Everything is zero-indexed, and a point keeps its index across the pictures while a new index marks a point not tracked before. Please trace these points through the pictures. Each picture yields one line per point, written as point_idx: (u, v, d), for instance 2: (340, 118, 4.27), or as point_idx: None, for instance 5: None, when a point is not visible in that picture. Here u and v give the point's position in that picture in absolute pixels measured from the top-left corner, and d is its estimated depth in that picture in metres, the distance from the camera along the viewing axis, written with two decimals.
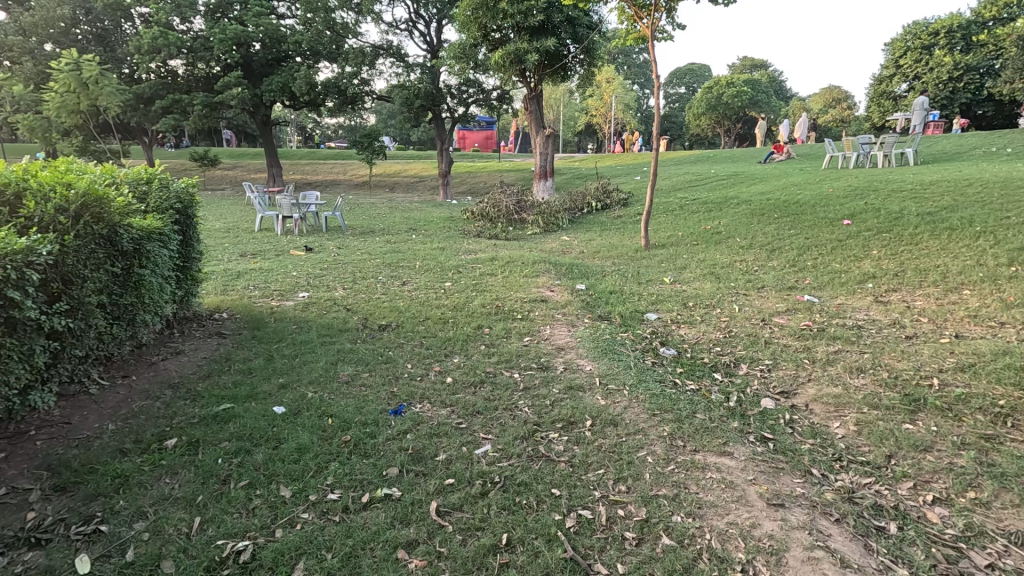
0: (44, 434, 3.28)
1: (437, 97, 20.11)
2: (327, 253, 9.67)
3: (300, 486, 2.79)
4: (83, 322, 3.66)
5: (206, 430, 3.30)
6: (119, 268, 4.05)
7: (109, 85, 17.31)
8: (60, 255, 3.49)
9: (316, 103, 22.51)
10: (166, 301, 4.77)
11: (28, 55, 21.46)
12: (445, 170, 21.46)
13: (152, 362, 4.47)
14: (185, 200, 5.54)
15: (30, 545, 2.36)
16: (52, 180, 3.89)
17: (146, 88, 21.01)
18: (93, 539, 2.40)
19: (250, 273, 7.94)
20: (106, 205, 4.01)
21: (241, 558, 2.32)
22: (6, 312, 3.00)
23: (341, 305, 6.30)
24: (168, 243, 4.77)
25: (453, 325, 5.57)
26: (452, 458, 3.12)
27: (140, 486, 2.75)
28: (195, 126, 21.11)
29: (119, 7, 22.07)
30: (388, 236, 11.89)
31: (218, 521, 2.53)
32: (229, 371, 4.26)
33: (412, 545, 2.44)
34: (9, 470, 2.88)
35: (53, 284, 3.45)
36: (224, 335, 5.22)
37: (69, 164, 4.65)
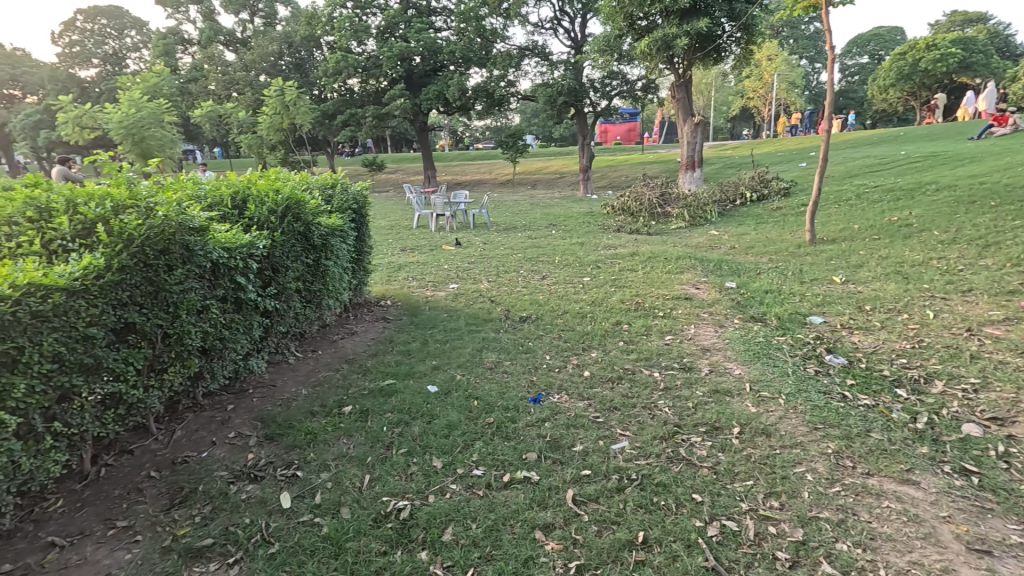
0: (259, 392, 4.07)
1: (580, 93, 20.13)
2: (475, 248, 10.35)
3: (450, 459, 3.06)
4: (286, 304, 4.47)
5: (374, 401, 3.79)
6: (311, 260, 4.86)
7: (304, 106, 20.59)
8: (271, 248, 4.31)
9: (467, 107, 24.07)
10: (344, 288, 5.59)
11: (249, 87, 26.45)
12: (586, 165, 21.43)
13: (334, 340, 5.27)
14: (360, 202, 6.42)
15: (250, 478, 2.95)
16: (267, 186, 4.77)
17: (330, 106, 24.58)
18: (292, 481, 2.92)
19: (409, 266, 8.86)
20: (303, 207, 4.82)
21: (401, 515, 2.61)
22: (235, 293, 3.81)
23: (486, 296, 6.72)
24: (345, 238, 5.59)
25: (591, 319, 5.59)
26: (589, 450, 3.16)
27: (325, 443, 3.27)
28: (367, 136, 24.13)
29: (312, 39, 26.06)
30: (530, 232, 12.28)
31: (384, 480, 2.88)
32: (392, 351, 4.83)
33: (549, 528, 2.53)
34: (236, 419, 3.63)
35: (267, 272, 4.27)
36: (388, 319, 5.93)
37: (279, 173, 5.65)
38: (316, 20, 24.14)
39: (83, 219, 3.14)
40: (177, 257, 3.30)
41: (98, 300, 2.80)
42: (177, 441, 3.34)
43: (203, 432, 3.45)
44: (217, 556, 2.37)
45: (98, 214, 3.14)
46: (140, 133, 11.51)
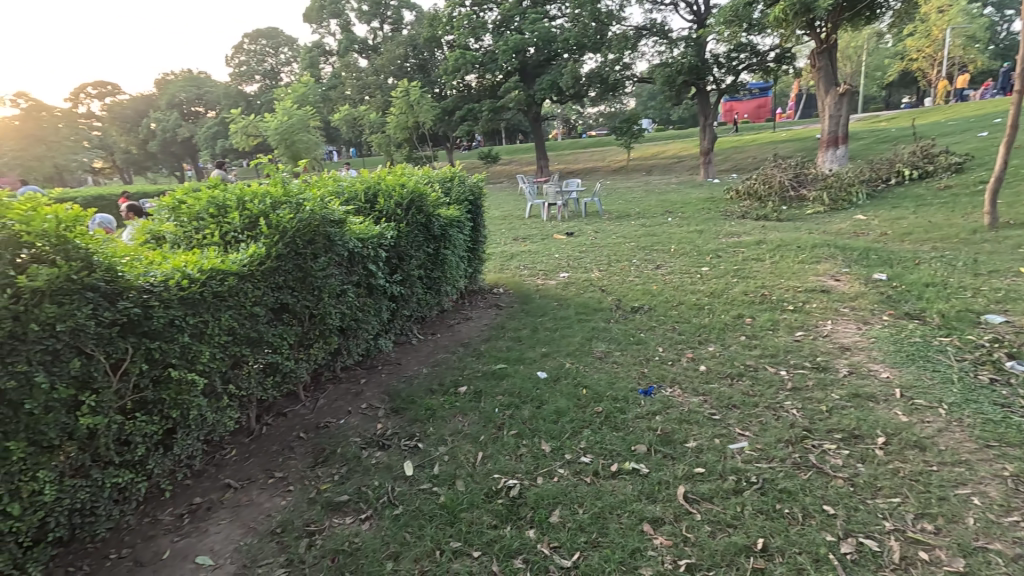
0: (386, 369, 4.48)
1: (702, 70, 18.82)
2: (586, 237, 10.26)
3: (558, 444, 3.10)
4: (409, 289, 4.86)
5: (487, 384, 3.97)
6: (431, 250, 5.21)
7: (426, 104, 21.91)
8: (397, 238, 4.70)
9: (581, 94, 23.78)
10: (460, 276, 5.91)
11: (379, 89, 28.73)
12: (707, 147, 20.05)
13: (451, 324, 5.61)
14: (476, 193, 6.71)
15: (379, 446, 3.26)
16: (394, 181, 5.20)
17: (449, 103, 25.84)
18: (413, 451, 3.17)
19: (521, 255, 9.06)
20: (424, 200, 5.18)
21: (511, 493, 2.71)
22: (366, 279, 4.24)
23: (597, 285, 6.65)
24: (462, 228, 5.89)
25: (709, 312, 5.27)
26: (703, 447, 3.01)
27: (443, 420, 3.50)
28: (483, 130, 24.99)
29: (434, 40, 27.50)
30: (644, 220, 11.86)
31: (496, 458, 3.01)
32: (504, 337, 5.00)
33: (658, 523, 2.46)
34: (368, 392, 4.04)
35: (393, 260, 4.68)
36: (500, 306, 6.14)
37: (406, 168, 6.11)
38: (437, 22, 25.40)
39: (250, 214, 3.68)
40: (320, 246, 3.76)
41: (261, 284, 3.28)
42: (321, 408, 3.80)
43: (340, 402, 3.89)
44: (352, 510, 2.65)
45: (261, 210, 3.65)
46: (290, 138, 13.18)
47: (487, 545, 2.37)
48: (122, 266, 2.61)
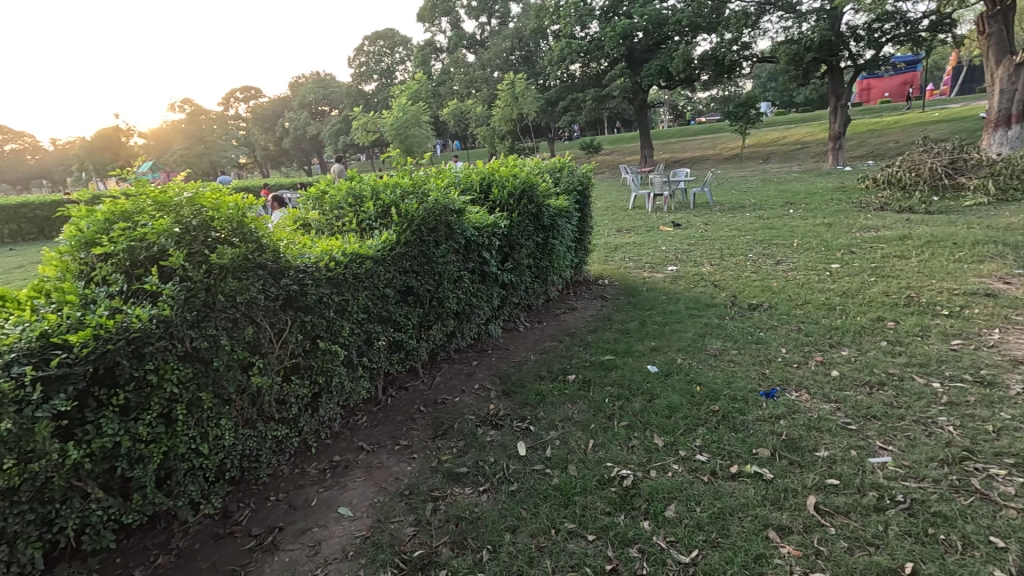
0: (496, 353, 4.66)
1: (835, 46, 16.92)
2: (696, 229, 9.78)
3: (672, 440, 3.04)
4: (519, 278, 5.01)
5: (596, 373, 3.99)
6: (540, 239, 5.31)
7: (531, 96, 22.15)
8: (510, 228, 4.85)
9: (692, 78, 22.53)
10: (567, 266, 5.95)
11: (485, 83, 29.54)
12: (838, 131, 18.03)
13: (556, 313, 5.68)
14: (584, 184, 6.70)
15: (492, 425, 3.41)
16: (507, 172, 5.36)
17: (553, 94, 25.86)
18: (525, 433, 3.28)
19: (626, 246, 8.87)
20: (536, 190, 5.28)
21: (624, 482, 2.71)
22: (480, 267, 4.44)
23: (709, 280, 6.33)
24: (570, 219, 5.92)
25: (841, 312, 4.80)
26: (837, 458, 2.77)
27: (553, 406, 3.58)
28: (586, 120, 24.72)
29: (540, 31, 27.57)
30: (761, 211, 11.02)
31: (607, 447, 3.02)
32: (611, 329, 4.97)
33: (785, 531, 2.33)
34: (479, 373, 4.24)
35: (505, 249, 4.84)
36: (606, 298, 6.09)
37: (517, 160, 6.27)
38: (544, 12, 25.40)
39: (381, 204, 4.02)
40: (441, 234, 4.00)
41: (391, 267, 3.58)
42: (437, 385, 4.07)
43: (455, 381, 4.13)
44: (471, 482, 2.82)
45: (392, 200, 3.97)
46: (404, 134, 14.14)
47: (602, 530, 2.40)
48: (283, 248, 2.99)
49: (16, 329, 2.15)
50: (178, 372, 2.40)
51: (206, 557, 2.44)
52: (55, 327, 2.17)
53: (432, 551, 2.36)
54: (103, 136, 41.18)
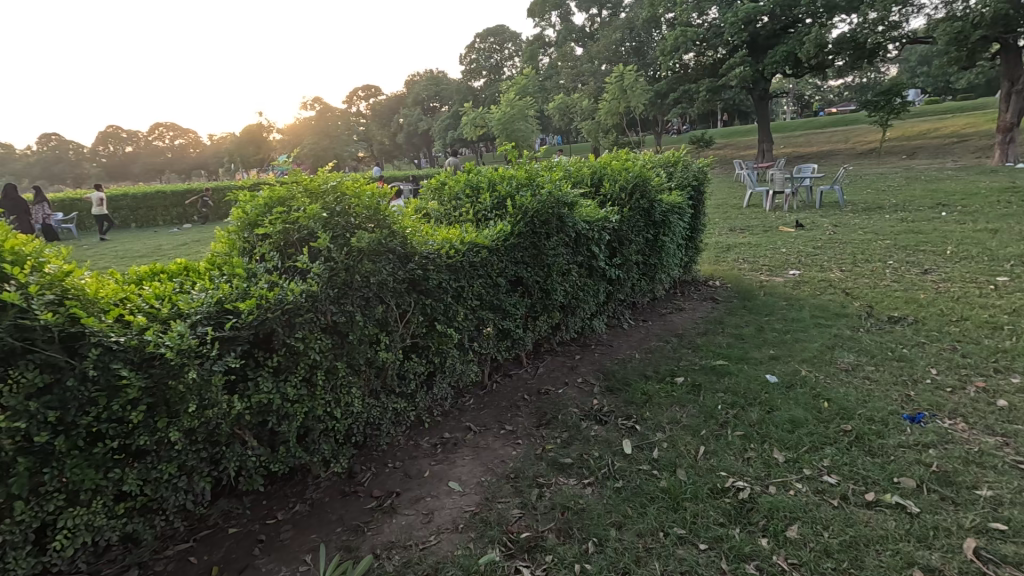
0: (599, 349, 4.61)
1: (1013, 20, 14.39)
2: (822, 231, 8.89)
3: (795, 456, 2.81)
4: (626, 274, 4.90)
5: (707, 378, 3.80)
6: (650, 236, 5.16)
7: (640, 88, 21.43)
8: (620, 222, 4.76)
9: (825, 64, 20.41)
10: (676, 265, 5.72)
11: (592, 76, 29.14)
12: (1011, 121, 15.33)
13: (663, 312, 5.47)
14: (699, 180, 6.39)
15: (597, 420, 3.39)
16: (620, 166, 5.27)
17: (664, 85, 24.82)
18: (631, 431, 3.21)
19: (739, 247, 8.32)
20: (648, 185, 5.13)
21: (740, 495, 2.56)
22: (589, 261, 4.42)
23: (839, 287, 5.74)
24: (683, 215, 5.68)
25: (1011, 334, 4.11)
26: (1004, 500, 2.40)
27: (660, 407, 3.47)
28: (698, 113, 23.43)
29: (653, 20, 26.56)
30: (904, 213, 9.74)
31: (719, 456, 2.87)
32: (724, 333, 4.69)
33: (934, 573, 2.07)
34: (582, 368, 4.22)
35: (614, 244, 4.76)
36: (717, 300, 5.76)
37: (630, 153, 6.14)
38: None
39: (497, 196, 4.15)
40: (553, 227, 4.03)
41: (504, 257, 3.70)
42: (540, 375, 4.11)
43: (558, 372, 4.15)
44: (575, 473, 2.84)
45: (507, 191, 4.09)
46: (509, 127, 14.89)
47: (715, 541, 2.30)
48: (410, 235, 3.21)
49: (198, 295, 2.52)
50: (319, 342, 2.67)
51: (334, 511, 2.69)
52: (228, 295, 2.52)
53: (538, 535, 2.41)
54: (248, 132, 46.75)
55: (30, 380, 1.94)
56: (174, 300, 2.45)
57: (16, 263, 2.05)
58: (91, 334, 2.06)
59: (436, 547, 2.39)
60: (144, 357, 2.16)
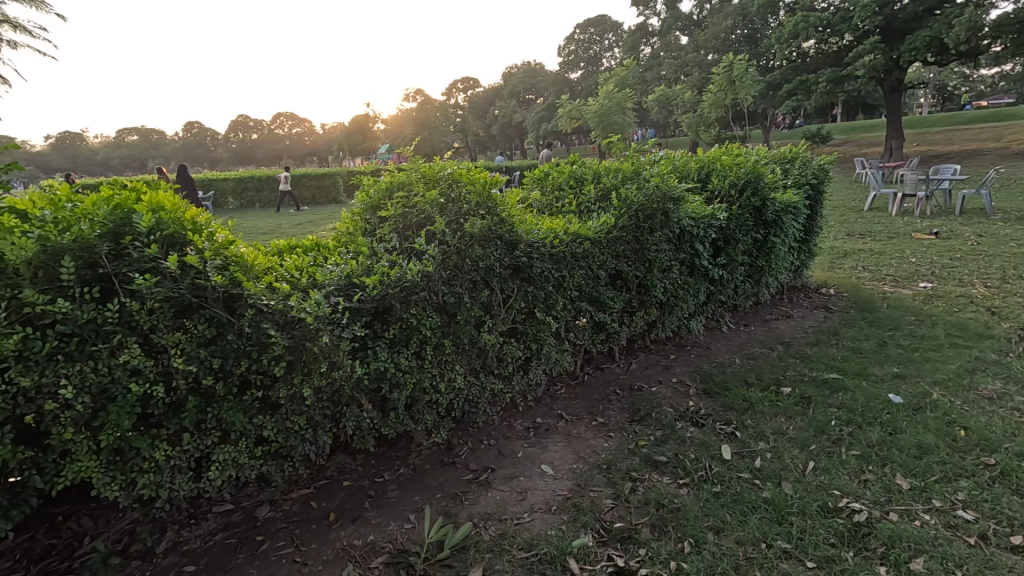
0: (695, 350, 4.44)
1: None
2: (963, 240, 7.85)
3: (921, 485, 2.56)
4: (729, 274, 4.67)
5: (818, 392, 3.54)
6: (760, 236, 4.87)
7: (751, 79, 20.00)
8: (728, 220, 4.54)
9: (978, 50, 17.83)
10: (785, 268, 5.35)
11: (697, 67, 27.75)
12: None
13: (767, 318, 5.14)
14: (819, 178, 5.92)
15: (693, 422, 3.29)
16: (731, 161, 5.03)
17: (778, 76, 23.05)
18: (731, 438, 3.09)
19: (859, 253, 7.58)
20: (761, 181, 4.84)
21: (856, 517, 2.39)
22: (691, 258, 4.27)
23: (982, 305, 5.06)
24: (797, 216, 5.31)
25: None
26: None
27: (763, 416, 3.30)
28: (817, 106, 21.43)
29: (770, 5, 24.70)
30: None
31: (831, 474, 2.69)
32: (838, 345, 4.33)
33: None
34: (677, 368, 4.10)
35: (720, 243, 4.55)
36: (831, 309, 5.31)
37: (742, 148, 5.82)
38: None
39: (602, 188, 4.14)
40: (657, 221, 3.95)
41: (605, 250, 3.68)
42: (633, 371, 4.05)
43: (651, 370, 4.06)
44: (670, 472, 2.80)
45: (613, 184, 4.08)
46: (606, 120, 14.84)
47: (825, 561, 2.17)
48: (517, 223, 3.32)
49: (329, 269, 2.79)
50: (430, 319, 2.85)
51: (435, 478, 2.88)
52: (356, 270, 2.76)
53: (632, 527, 2.42)
54: (357, 122, 50.08)
55: (201, 331, 2.27)
56: (310, 272, 2.74)
57: (195, 231, 2.41)
58: (248, 296, 2.37)
59: (529, 524, 2.49)
60: (287, 319, 2.44)
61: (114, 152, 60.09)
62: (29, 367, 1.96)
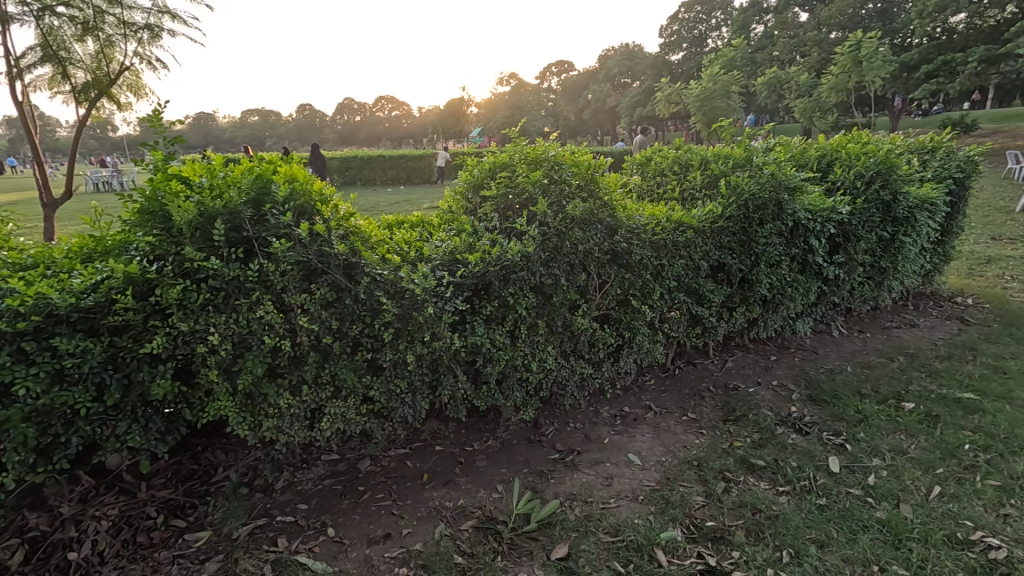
0: (800, 353, 4.12)
1: None
2: None
3: None
4: (847, 274, 4.26)
5: (948, 411, 3.17)
6: (888, 233, 4.38)
7: (882, 59, 17.85)
8: (851, 215, 4.14)
9: None
10: (913, 271, 4.79)
11: (817, 47, 25.26)
12: None
13: (886, 326, 4.64)
14: (966, 171, 5.19)
15: (796, 429, 3.08)
16: (858, 150, 4.57)
17: (915, 55, 20.45)
18: (840, 450, 2.85)
19: (1006, 260, 6.59)
20: (895, 172, 4.34)
21: (992, 553, 2.13)
22: (804, 254, 3.95)
23: None
24: (934, 214, 4.72)
25: None
26: None
27: (879, 430, 3.02)
28: (963, 89, 18.68)
29: None
30: None
31: (962, 502, 2.41)
32: (975, 362, 3.83)
33: None
34: (778, 370, 3.83)
35: (838, 239, 4.16)
36: (967, 321, 4.69)
37: (871, 136, 5.25)
38: None
39: (710, 174, 3.95)
40: (770, 213, 3.69)
41: (709, 240, 3.52)
42: (729, 369, 3.85)
43: (749, 370, 3.84)
44: (768, 477, 2.66)
45: (722, 171, 3.86)
46: (708, 105, 14.02)
47: None
48: (618, 208, 3.26)
49: (435, 245, 2.93)
50: (527, 299, 2.89)
51: (522, 454, 2.95)
52: (460, 247, 2.88)
53: (725, 528, 2.34)
54: (452, 105, 51.38)
55: (323, 294, 2.48)
56: (418, 246, 2.89)
57: (322, 202, 2.63)
58: (365, 265, 2.56)
59: (616, 511, 2.48)
60: (397, 289, 2.60)
61: (239, 132, 66.59)
62: (187, 315, 2.25)
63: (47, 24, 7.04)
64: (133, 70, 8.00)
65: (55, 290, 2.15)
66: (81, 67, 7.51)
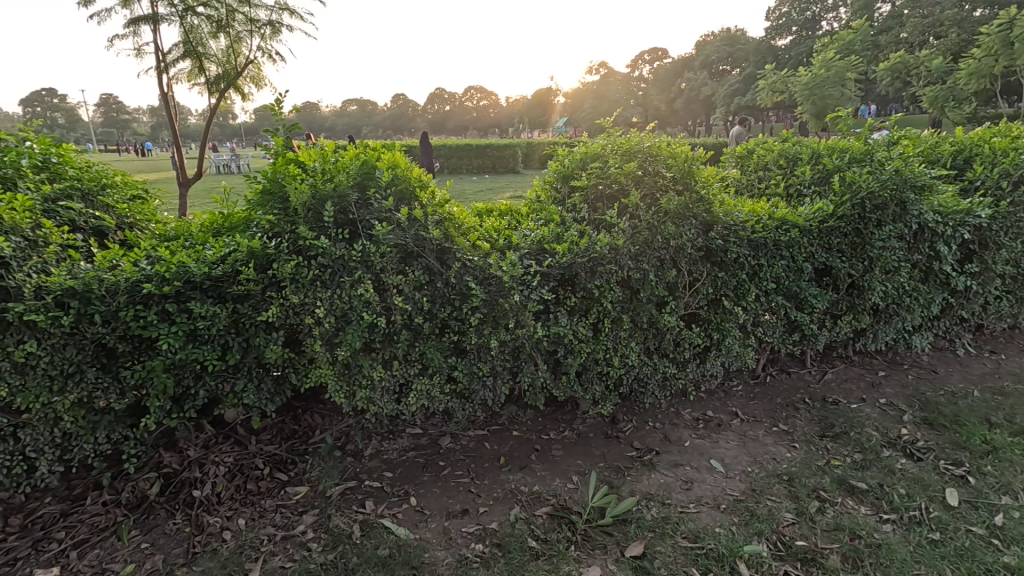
0: (915, 371, 3.71)
1: None
2: None
3: None
4: (980, 286, 3.76)
5: None
6: None
7: None
8: (992, 219, 3.63)
9: None
10: None
11: (957, 26, 22.19)
12: None
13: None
14: None
15: (906, 453, 2.79)
16: (1006, 145, 4.00)
17: None
18: (960, 483, 2.55)
19: None
20: None
21: None
22: (928, 260, 3.54)
23: None
24: None
25: None
26: None
27: (1010, 465, 2.66)
28: None
29: None
30: None
31: None
32: None
33: None
34: (887, 388, 3.48)
35: (973, 246, 3.68)
36: None
37: None
38: None
39: (822, 169, 3.64)
40: (890, 213, 3.34)
41: (817, 241, 3.25)
42: (828, 382, 3.55)
43: (852, 385, 3.52)
44: (870, 502, 2.44)
45: (836, 166, 3.55)
46: (818, 94, 12.89)
47: None
48: (716, 204, 3.10)
49: (523, 234, 2.96)
50: (613, 293, 2.85)
51: (598, 448, 2.93)
52: (548, 237, 2.89)
53: (818, 550, 2.19)
54: (539, 95, 51.28)
55: (417, 277, 2.61)
56: (507, 234, 2.94)
57: (420, 188, 2.74)
58: (457, 251, 2.65)
59: (696, 516, 2.40)
60: (485, 275, 2.67)
61: (339, 120, 71.01)
62: (297, 289, 2.46)
63: (189, 23, 7.90)
64: (256, 63, 8.78)
65: (192, 260, 2.44)
66: (214, 61, 8.36)
